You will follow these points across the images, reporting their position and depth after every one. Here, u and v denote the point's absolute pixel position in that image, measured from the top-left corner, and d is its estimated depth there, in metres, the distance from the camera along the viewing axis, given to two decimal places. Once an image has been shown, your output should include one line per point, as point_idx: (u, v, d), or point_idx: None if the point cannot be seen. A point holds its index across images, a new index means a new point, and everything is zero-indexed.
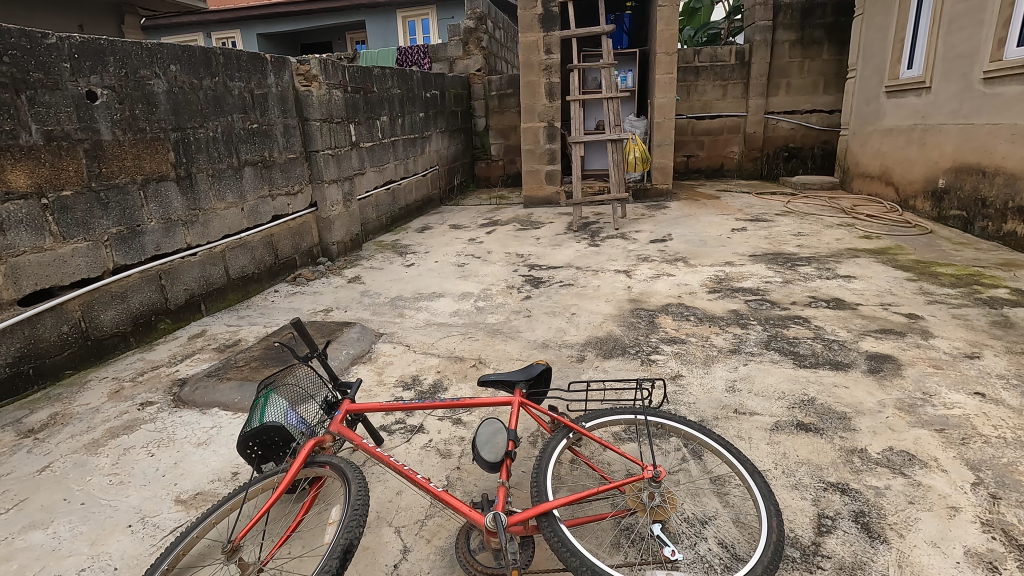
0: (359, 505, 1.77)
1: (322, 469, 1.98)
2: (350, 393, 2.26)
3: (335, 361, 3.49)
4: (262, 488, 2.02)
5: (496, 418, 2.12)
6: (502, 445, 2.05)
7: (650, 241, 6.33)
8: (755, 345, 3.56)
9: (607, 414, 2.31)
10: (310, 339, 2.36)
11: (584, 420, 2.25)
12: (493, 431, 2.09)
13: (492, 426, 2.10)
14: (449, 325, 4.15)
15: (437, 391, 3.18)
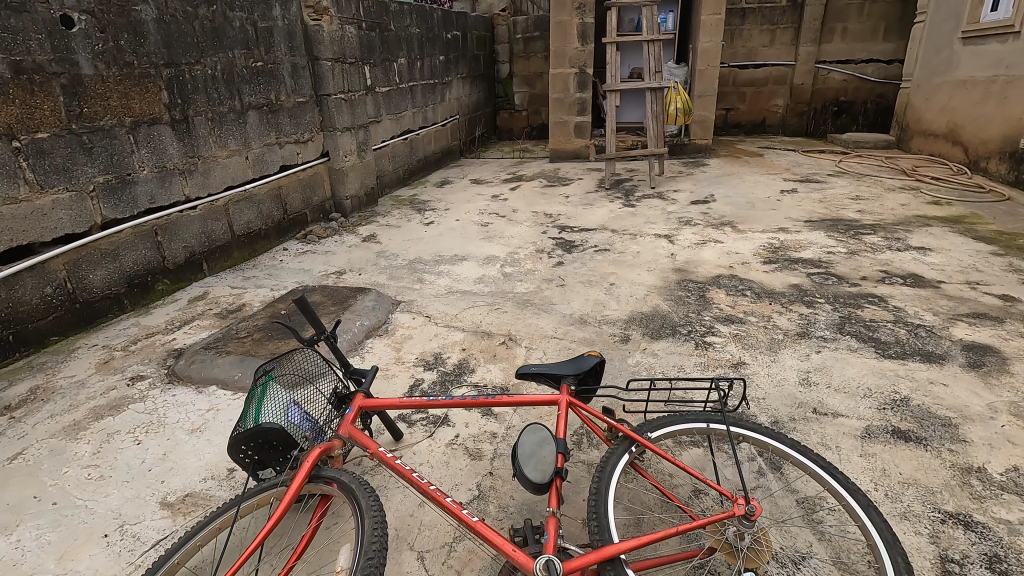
0: (376, 545, 1.38)
1: (326, 484, 1.60)
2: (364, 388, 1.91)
3: (347, 335, 3.10)
4: (256, 503, 1.66)
5: (541, 424, 1.75)
6: (549, 460, 1.68)
7: (691, 202, 5.78)
8: (826, 328, 3.09)
9: (677, 421, 1.88)
10: (315, 320, 1.95)
11: (648, 428, 1.84)
12: (539, 441, 1.72)
13: (538, 435, 1.74)
14: (473, 294, 3.73)
15: (462, 373, 2.79)
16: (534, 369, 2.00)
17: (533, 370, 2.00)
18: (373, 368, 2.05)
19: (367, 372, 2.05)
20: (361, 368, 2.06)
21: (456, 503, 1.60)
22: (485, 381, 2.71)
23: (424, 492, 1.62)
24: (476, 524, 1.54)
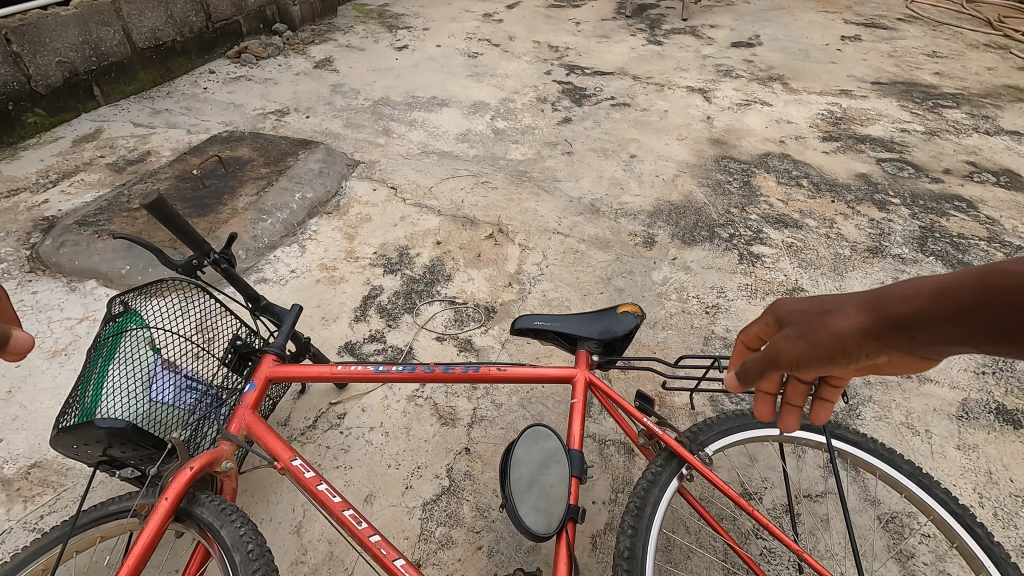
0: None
1: (201, 536, 0.99)
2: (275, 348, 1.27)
3: (282, 213, 2.31)
4: (101, 538, 1.07)
5: (542, 426, 1.15)
6: (555, 492, 1.09)
7: (732, 44, 4.62)
8: (904, 243, 2.42)
9: (752, 427, 1.25)
10: (190, 238, 1.23)
11: (708, 438, 1.22)
12: (545, 459, 1.12)
13: (543, 447, 1.14)
14: (454, 158, 2.87)
15: (434, 280, 2.09)
16: (541, 327, 1.34)
17: (539, 328, 1.33)
18: (295, 308, 1.38)
19: (287, 313, 1.37)
20: (278, 306, 1.38)
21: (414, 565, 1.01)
22: (464, 295, 2.03)
23: (363, 545, 1.02)
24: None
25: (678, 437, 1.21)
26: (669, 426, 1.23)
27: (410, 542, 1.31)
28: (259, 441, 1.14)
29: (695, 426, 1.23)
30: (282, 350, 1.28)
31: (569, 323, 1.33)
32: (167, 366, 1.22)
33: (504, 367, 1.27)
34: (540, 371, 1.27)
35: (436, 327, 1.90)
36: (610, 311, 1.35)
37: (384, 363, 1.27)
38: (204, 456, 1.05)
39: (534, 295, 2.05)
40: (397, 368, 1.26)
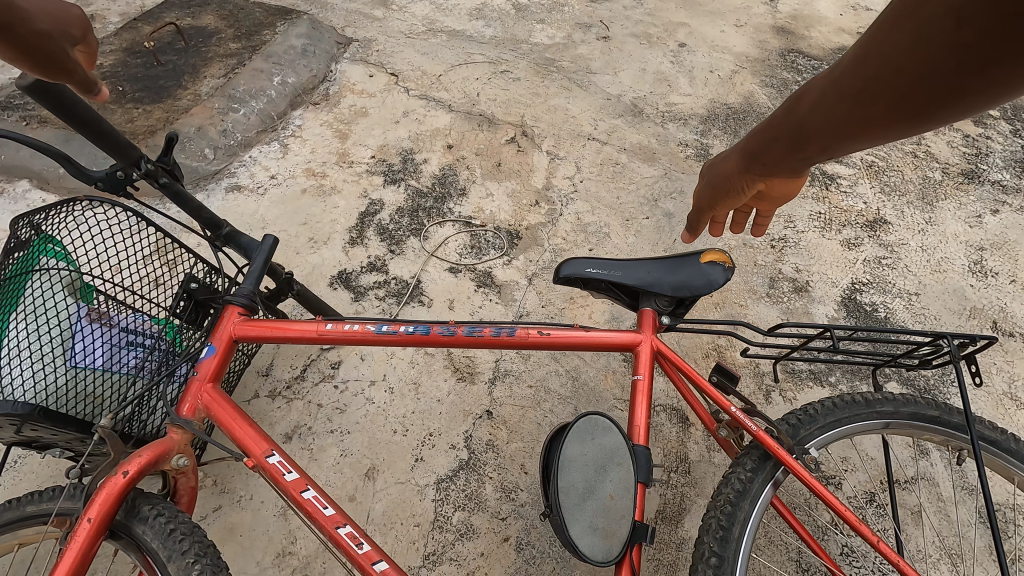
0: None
1: (145, 565, 0.75)
2: (238, 299, 0.95)
3: (258, 102, 1.88)
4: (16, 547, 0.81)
5: (600, 415, 0.86)
6: (615, 504, 0.83)
7: None
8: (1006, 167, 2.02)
9: (866, 421, 0.96)
10: (111, 144, 0.87)
11: (810, 435, 0.93)
12: (604, 460, 0.85)
13: (602, 442, 0.86)
14: (467, 39, 2.35)
15: (445, 195, 1.72)
16: (596, 278, 1.00)
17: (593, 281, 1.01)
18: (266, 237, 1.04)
19: (259, 245, 1.03)
20: (246, 237, 1.05)
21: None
22: (482, 215, 1.67)
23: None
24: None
25: (772, 430, 0.90)
26: (763, 414, 0.92)
27: (422, 530, 1.08)
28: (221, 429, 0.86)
29: (793, 416, 0.94)
30: (248, 298, 0.96)
31: (634, 277, 1.00)
32: (95, 317, 0.93)
33: (548, 331, 0.96)
34: (594, 337, 0.96)
35: (448, 255, 1.56)
36: (692, 260, 0.99)
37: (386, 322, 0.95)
38: (144, 452, 0.78)
39: (567, 218, 1.69)
40: (405, 330, 0.94)
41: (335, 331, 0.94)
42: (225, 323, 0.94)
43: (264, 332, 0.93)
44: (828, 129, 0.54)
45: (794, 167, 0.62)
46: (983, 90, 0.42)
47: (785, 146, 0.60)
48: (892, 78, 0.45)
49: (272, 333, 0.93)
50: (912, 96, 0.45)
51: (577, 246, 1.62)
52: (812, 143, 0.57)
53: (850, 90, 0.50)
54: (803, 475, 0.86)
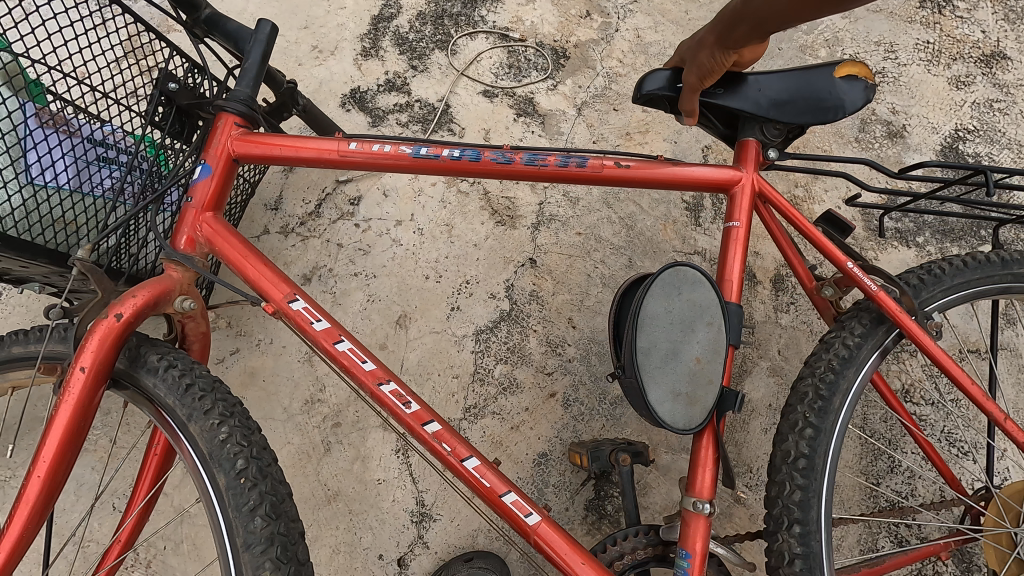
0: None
1: (159, 423, 0.65)
2: (231, 105, 0.76)
3: None
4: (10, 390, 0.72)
5: (694, 265, 0.70)
6: (699, 370, 0.71)
7: None
8: None
9: (1001, 286, 0.79)
10: None
11: (932, 299, 0.78)
12: (691, 321, 0.71)
13: (693, 300, 0.71)
14: None
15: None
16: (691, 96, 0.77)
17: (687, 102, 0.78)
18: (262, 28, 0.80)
19: (256, 39, 0.80)
20: (235, 25, 0.81)
21: (491, 463, 0.69)
22: (521, 25, 1.36)
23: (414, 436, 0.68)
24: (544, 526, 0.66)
25: (890, 288, 0.77)
26: (883, 270, 0.77)
27: (461, 383, 0.99)
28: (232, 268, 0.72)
29: (914, 276, 0.78)
30: (246, 108, 0.76)
31: (744, 97, 0.76)
32: (55, 124, 0.75)
33: (628, 164, 0.77)
34: (687, 173, 0.77)
35: (482, 76, 1.30)
36: (826, 77, 0.75)
37: (426, 144, 0.76)
38: (142, 293, 0.66)
39: (623, 35, 1.38)
40: (450, 155, 0.76)
41: (363, 151, 0.76)
42: (222, 138, 0.75)
43: (274, 148, 0.75)
44: (794, 9, 0.59)
45: (760, 41, 0.67)
46: None
47: (751, 26, 0.64)
48: None
49: (282, 153, 0.75)
50: None
51: (636, 71, 1.35)
52: (782, 20, 0.61)
53: None
54: (922, 340, 0.74)
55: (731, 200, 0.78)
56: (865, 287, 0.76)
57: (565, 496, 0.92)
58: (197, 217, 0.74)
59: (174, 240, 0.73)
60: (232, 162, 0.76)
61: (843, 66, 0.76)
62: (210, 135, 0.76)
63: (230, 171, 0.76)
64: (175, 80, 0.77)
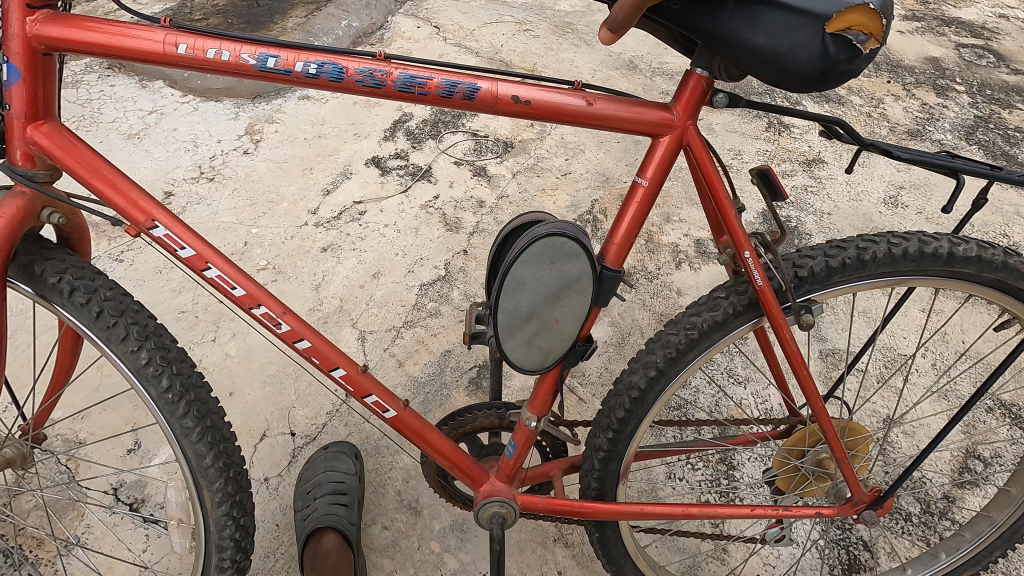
0: (204, 445, 0.86)
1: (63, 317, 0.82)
2: None
3: (328, 39, 2.42)
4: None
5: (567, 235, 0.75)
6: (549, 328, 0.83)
7: None
8: (951, 129, 2.31)
9: (935, 278, 0.85)
10: None
11: (850, 278, 0.86)
12: (562, 281, 0.79)
13: (565, 260, 0.78)
14: (501, 3, 2.83)
15: (462, 115, 2.20)
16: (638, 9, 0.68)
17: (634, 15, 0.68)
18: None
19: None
20: None
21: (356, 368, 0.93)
22: (487, 129, 2.16)
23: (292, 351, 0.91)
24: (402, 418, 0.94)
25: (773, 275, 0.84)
26: (776, 269, 0.82)
27: (406, 308, 1.57)
28: (76, 176, 0.79)
29: (840, 259, 0.84)
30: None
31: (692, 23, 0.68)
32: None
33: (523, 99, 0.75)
34: (596, 111, 0.77)
35: (456, 153, 2.04)
36: (809, 25, 0.63)
37: (275, 55, 0.74)
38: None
39: (553, 137, 2.15)
40: (304, 71, 0.75)
41: (193, 58, 0.74)
42: (18, 25, 0.72)
43: (89, 44, 0.73)
44: None
45: None
46: None
47: None
48: None
49: (95, 38, 0.72)
50: None
51: (557, 156, 2.07)
52: None
53: None
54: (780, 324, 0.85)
55: (650, 153, 0.80)
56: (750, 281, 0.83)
57: (457, 374, 1.45)
58: (24, 131, 0.77)
59: (12, 154, 0.78)
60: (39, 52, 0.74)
61: (849, 15, 0.62)
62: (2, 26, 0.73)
63: (38, 63, 0.75)
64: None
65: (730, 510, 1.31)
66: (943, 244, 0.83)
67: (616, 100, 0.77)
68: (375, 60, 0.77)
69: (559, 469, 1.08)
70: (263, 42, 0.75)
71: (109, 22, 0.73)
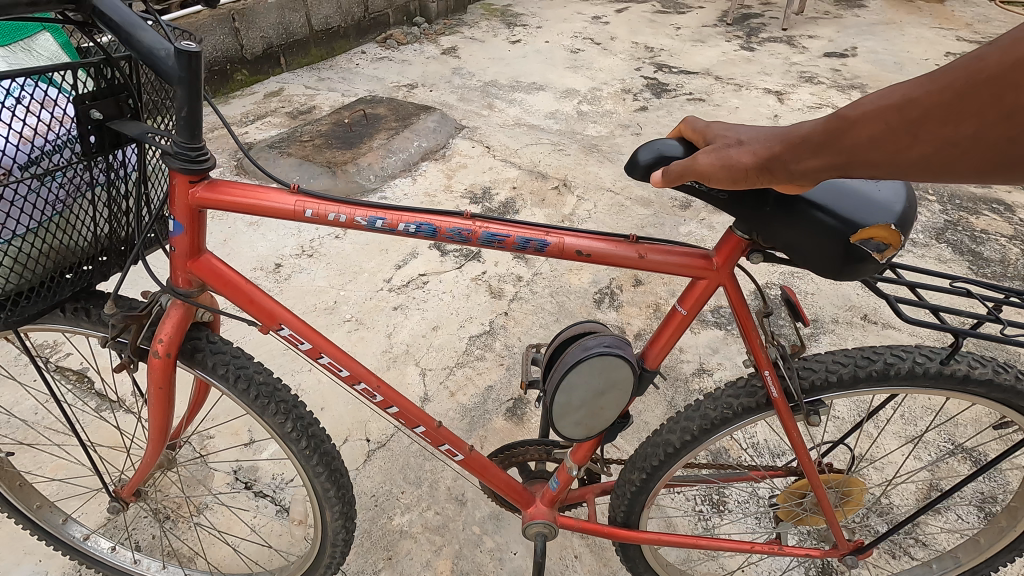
0: (297, 433, 1.08)
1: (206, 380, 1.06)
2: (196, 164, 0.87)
3: (403, 155, 3.07)
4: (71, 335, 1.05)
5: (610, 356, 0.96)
6: (595, 415, 1.03)
7: (824, 54, 4.85)
8: (922, 231, 2.70)
9: (949, 391, 0.99)
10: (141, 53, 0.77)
11: (875, 383, 1.00)
12: (607, 384, 0.99)
13: (610, 369, 0.98)
14: (540, 130, 3.51)
15: (506, 213, 2.74)
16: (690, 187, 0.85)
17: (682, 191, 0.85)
18: (173, 53, 0.77)
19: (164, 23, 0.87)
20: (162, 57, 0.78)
21: (433, 425, 1.15)
22: None
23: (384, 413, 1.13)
24: (470, 461, 1.18)
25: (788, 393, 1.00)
26: (791, 385, 0.99)
27: (459, 353, 1.98)
28: (224, 295, 0.98)
29: (867, 371, 0.99)
30: (189, 163, 0.86)
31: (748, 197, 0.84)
32: (29, 164, 0.77)
33: (585, 252, 0.95)
34: (647, 261, 0.94)
35: (501, 241, 2.54)
36: (837, 233, 0.81)
37: (381, 218, 0.95)
38: (168, 326, 0.97)
39: None
40: (405, 230, 0.96)
41: (316, 219, 0.95)
42: (181, 197, 0.90)
43: (236, 206, 0.91)
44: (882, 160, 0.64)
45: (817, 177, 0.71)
46: (1011, 159, 0.58)
47: (817, 161, 0.69)
48: (969, 146, 0.59)
49: (242, 203, 0.91)
50: (969, 156, 0.60)
51: None
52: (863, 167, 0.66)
53: (917, 135, 0.62)
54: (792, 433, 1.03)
55: (691, 288, 0.99)
56: (768, 392, 1.00)
57: (496, 403, 1.81)
58: (185, 265, 0.96)
59: (172, 278, 0.97)
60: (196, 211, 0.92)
61: (874, 230, 0.79)
62: (171, 191, 0.91)
63: (197, 219, 0.93)
64: (98, 104, 0.80)
65: (722, 518, 1.55)
66: (964, 367, 0.97)
67: (670, 251, 0.95)
68: (463, 219, 0.97)
69: (594, 494, 1.28)
70: (372, 205, 0.95)
71: (252, 189, 0.92)
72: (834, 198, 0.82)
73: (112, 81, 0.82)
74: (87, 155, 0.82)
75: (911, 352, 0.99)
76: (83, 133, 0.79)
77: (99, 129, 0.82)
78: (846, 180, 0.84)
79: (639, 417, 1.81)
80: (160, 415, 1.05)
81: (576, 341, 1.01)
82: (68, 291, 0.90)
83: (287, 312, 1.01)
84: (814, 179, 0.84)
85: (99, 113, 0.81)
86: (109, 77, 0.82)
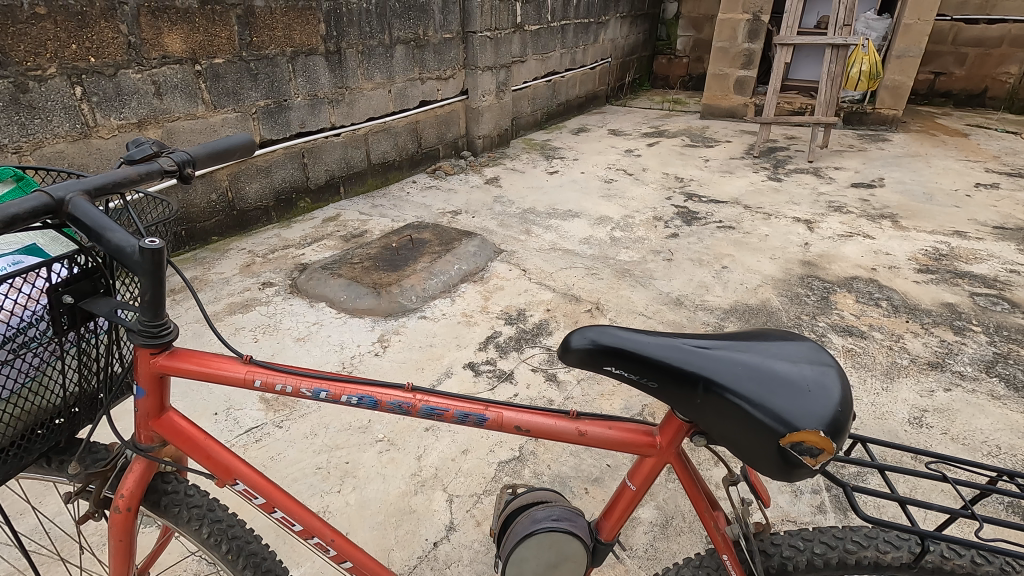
0: (215, 538, 1.15)
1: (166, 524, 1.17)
2: (159, 339, 1.01)
3: (443, 277, 3.26)
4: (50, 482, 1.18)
5: (557, 529, 1.09)
6: None
7: (851, 184, 5.03)
8: (969, 364, 2.61)
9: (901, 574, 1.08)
10: (101, 242, 0.90)
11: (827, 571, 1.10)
12: (559, 557, 1.11)
13: (559, 544, 1.11)
14: (575, 254, 3.69)
15: (539, 334, 2.82)
16: (613, 372, 1.01)
17: (608, 374, 1.02)
18: (137, 249, 0.88)
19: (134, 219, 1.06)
20: (116, 244, 0.89)
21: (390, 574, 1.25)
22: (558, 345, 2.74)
23: (338, 565, 1.22)
24: None
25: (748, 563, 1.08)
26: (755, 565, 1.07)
27: (486, 478, 1.96)
28: (184, 450, 1.11)
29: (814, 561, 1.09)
30: (153, 338, 1.00)
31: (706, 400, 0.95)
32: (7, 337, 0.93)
33: (524, 429, 1.11)
34: (587, 437, 1.08)
35: (533, 362, 2.60)
36: (775, 433, 0.93)
37: (325, 389, 1.11)
38: (130, 482, 1.08)
39: None
40: (347, 400, 1.11)
41: (263, 388, 1.09)
42: (143, 366, 1.05)
43: (192, 376, 1.06)
44: None
45: None
46: None
47: None
48: None
49: (196, 371, 1.06)
50: None
51: None
52: None
53: None
54: None
55: (639, 468, 1.11)
56: None
57: None
58: (148, 425, 1.09)
59: (138, 436, 1.11)
60: (157, 377, 1.06)
61: (805, 434, 0.92)
62: (138, 360, 1.05)
63: (160, 384, 1.08)
64: (70, 290, 0.96)
65: None
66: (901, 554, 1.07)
67: (607, 427, 1.09)
68: (404, 392, 1.12)
69: None
70: (317, 378, 1.12)
71: (210, 359, 1.08)
72: (765, 390, 0.95)
73: (86, 267, 0.99)
74: (59, 332, 0.97)
75: (809, 542, 1.11)
76: (55, 315, 0.95)
77: (72, 309, 0.97)
78: (778, 376, 0.96)
79: (673, 559, 1.71)
80: (121, 568, 1.14)
81: (525, 513, 1.16)
82: (36, 452, 1.00)
83: (241, 467, 1.13)
84: (744, 373, 0.97)
85: (71, 297, 0.96)
86: (84, 264, 0.99)
